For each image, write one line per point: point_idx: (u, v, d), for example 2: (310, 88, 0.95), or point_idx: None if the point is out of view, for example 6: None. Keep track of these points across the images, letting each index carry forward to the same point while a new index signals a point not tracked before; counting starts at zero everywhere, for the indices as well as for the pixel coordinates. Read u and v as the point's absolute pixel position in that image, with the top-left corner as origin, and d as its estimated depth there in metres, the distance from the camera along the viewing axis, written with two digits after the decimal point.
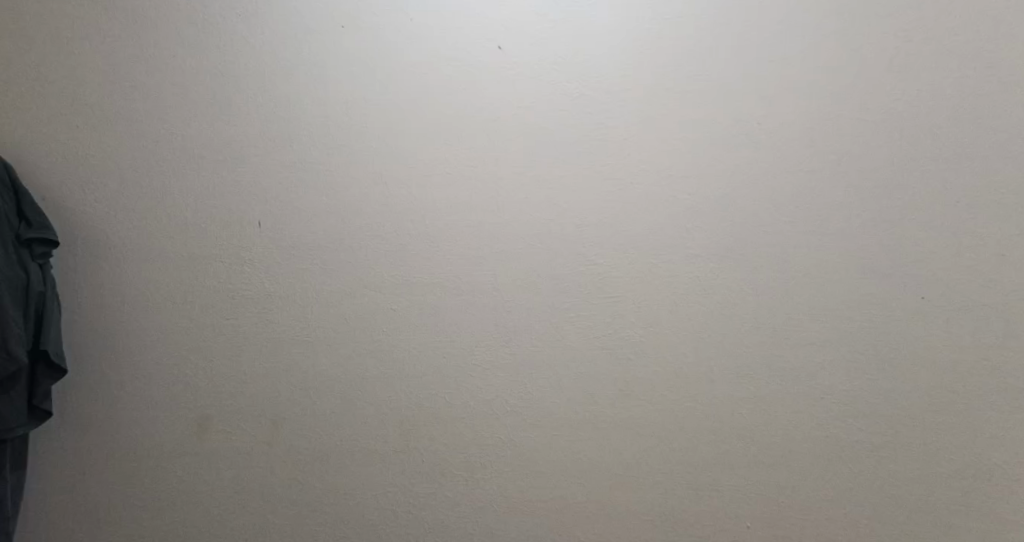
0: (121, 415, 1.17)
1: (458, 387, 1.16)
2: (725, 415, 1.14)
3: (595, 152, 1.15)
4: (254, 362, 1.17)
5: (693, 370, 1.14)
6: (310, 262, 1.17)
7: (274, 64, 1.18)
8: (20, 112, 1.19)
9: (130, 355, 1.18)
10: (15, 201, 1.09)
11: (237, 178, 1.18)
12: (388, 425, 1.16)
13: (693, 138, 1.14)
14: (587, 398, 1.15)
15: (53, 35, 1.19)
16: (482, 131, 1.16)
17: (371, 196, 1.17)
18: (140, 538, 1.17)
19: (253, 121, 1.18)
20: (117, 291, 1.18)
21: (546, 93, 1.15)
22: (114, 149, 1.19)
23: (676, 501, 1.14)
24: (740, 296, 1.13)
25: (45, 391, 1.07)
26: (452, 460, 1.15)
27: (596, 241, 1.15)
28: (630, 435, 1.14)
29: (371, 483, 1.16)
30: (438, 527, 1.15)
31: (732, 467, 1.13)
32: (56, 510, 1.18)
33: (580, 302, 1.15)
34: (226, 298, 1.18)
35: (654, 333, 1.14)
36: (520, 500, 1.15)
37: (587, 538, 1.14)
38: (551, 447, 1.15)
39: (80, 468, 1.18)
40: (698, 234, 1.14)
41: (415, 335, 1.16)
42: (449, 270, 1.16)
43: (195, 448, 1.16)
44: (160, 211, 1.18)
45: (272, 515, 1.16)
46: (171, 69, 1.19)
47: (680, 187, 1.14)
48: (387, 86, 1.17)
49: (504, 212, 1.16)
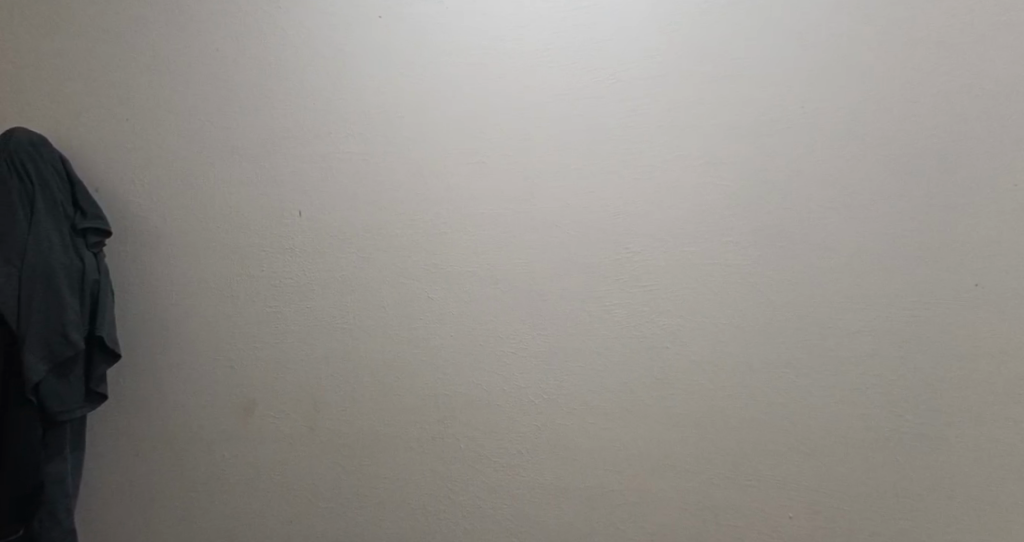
0: (170, 399, 1.22)
1: (494, 374, 1.17)
2: (762, 404, 1.13)
3: (629, 139, 1.15)
4: (296, 349, 1.20)
5: (730, 359, 1.14)
6: (349, 251, 1.19)
7: (310, 56, 1.20)
8: (71, 106, 1.23)
9: (178, 341, 1.22)
10: (71, 191, 1.13)
11: (276, 169, 1.21)
12: (426, 411, 1.18)
13: (730, 124, 1.13)
14: (622, 386, 1.15)
15: (102, 32, 1.23)
16: (515, 120, 1.16)
17: (407, 186, 1.18)
18: (190, 518, 1.22)
19: (292, 112, 1.20)
20: (164, 279, 1.22)
21: (580, 81, 1.15)
22: (161, 141, 1.22)
23: (713, 489, 1.14)
24: (778, 285, 1.12)
25: (101, 375, 1.12)
26: (488, 446, 1.17)
27: (631, 229, 1.15)
28: (665, 424, 1.15)
29: (409, 467, 1.18)
30: (475, 511, 1.17)
31: (769, 456, 1.13)
32: (112, 489, 1.23)
33: (615, 291, 1.15)
34: (268, 286, 1.21)
35: (690, 322, 1.14)
36: (556, 486, 1.16)
37: (623, 525, 1.15)
38: (585, 435, 1.16)
39: (133, 450, 1.23)
40: (735, 222, 1.13)
41: (451, 323, 1.18)
42: (485, 258, 1.17)
43: (240, 431, 1.20)
44: (204, 202, 1.22)
45: (314, 496, 1.19)
46: (213, 62, 1.21)
47: (716, 174, 1.13)
48: (421, 76, 1.18)
49: (538, 201, 1.16)
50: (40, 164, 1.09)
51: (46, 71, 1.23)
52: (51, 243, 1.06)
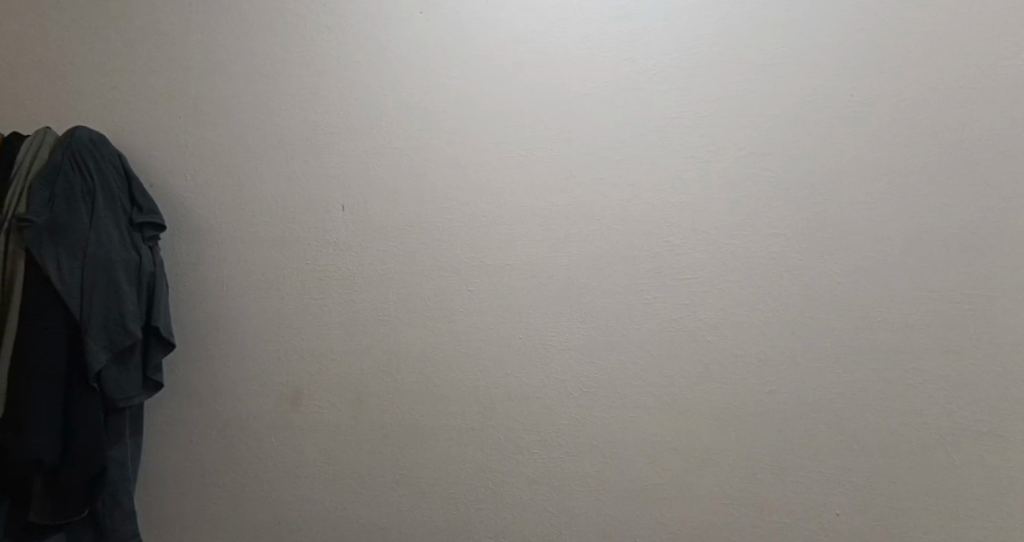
0: (222, 389, 1.26)
1: (535, 366, 1.18)
2: (810, 400, 1.11)
3: (672, 130, 1.13)
4: (340, 341, 1.23)
5: (775, 353, 1.12)
6: (391, 245, 1.21)
7: (354, 52, 1.21)
8: (127, 104, 1.28)
9: (229, 332, 1.26)
10: (128, 187, 1.18)
11: (320, 164, 1.23)
12: (467, 402, 1.19)
13: (776, 113, 1.10)
14: (664, 380, 1.14)
15: (157, 31, 1.27)
16: (556, 112, 1.16)
17: (448, 180, 1.19)
18: (239, 504, 1.25)
19: (336, 108, 1.22)
20: (215, 271, 1.26)
21: (621, 72, 1.14)
22: (211, 137, 1.26)
23: (757, 485, 1.12)
24: (826, 278, 1.10)
25: (157, 364, 1.17)
26: (528, 438, 1.18)
27: (674, 222, 1.14)
28: (709, 418, 1.13)
29: (451, 458, 1.20)
30: (516, 503, 1.18)
31: (817, 453, 1.11)
32: (168, 474, 1.28)
33: (657, 284, 1.14)
34: (313, 279, 1.23)
35: (734, 316, 1.13)
36: (597, 479, 1.16)
37: (665, 520, 1.15)
38: (627, 429, 1.15)
39: (187, 436, 1.27)
40: (781, 214, 1.11)
41: (492, 316, 1.19)
42: (525, 251, 1.17)
43: (288, 421, 1.24)
44: (252, 198, 1.25)
45: (358, 485, 1.22)
46: (260, 60, 1.24)
47: (762, 164, 1.11)
48: (461, 70, 1.18)
49: (578, 194, 1.16)
50: (100, 161, 1.14)
51: (104, 71, 1.28)
52: (110, 237, 1.11)
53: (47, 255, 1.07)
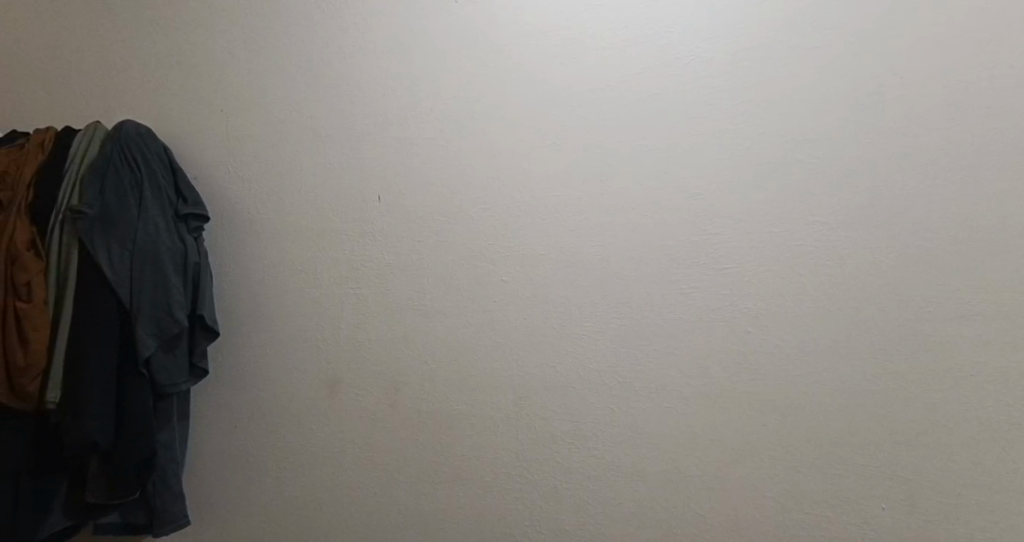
0: (262, 376, 1.29)
1: (571, 355, 1.17)
2: (853, 391, 1.08)
3: (710, 116, 1.11)
4: (377, 330, 1.24)
5: (816, 343, 1.09)
6: (426, 235, 1.22)
7: (390, 43, 1.22)
8: (170, 97, 1.31)
9: (269, 321, 1.29)
10: (174, 179, 1.21)
11: (357, 155, 1.24)
12: (502, 391, 1.20)
13: (819, 97, 1.08)
14: (702, 370, 1.13)
15: (199, 26, 1.30)
16: (590, 99, 1.15)
17: (483, 169, 1.19)
18: (280, 488, 1.28)
19: (371, 99, 1.23)
20: (255, 261, 1.29)
21: (658, 58, 1.13)
22: (250, 130, 1.28)
23: (798, 478, 1.10)
24: (871, 267, 1.07)
25: (202, 351, 1.20)
26: (563, 427, 1.18)
27: (712, 210, 1.12)
28: (748, 409, 1.12)
29: (487, 446, 1.21)
30: (551, 492, 1.19)
31: (860, 445, 1.08)
32: (211, 458, 1.31)
33: (695, 273, 1.13)
34: (350, 269, 1.25)
35: (774, 305, 1.10)
36: (633, 469, 1.16)
37: (702, 511, 1.14)
38: (664, 419, 1.14)
39: (230, 422, 1.30)
40: (824, 201, 1.08)
41: (526, 306, 1.19)
42: (560, 241, 1.17)
43: (327, 408, 1.26)
44: (290, 189, 1.27)
45: (395, 471, 1.24)
46: (298, 52, 1.26)
47: (804, 150, 1.08)
48: (495, 58, 1.18)
49: (613, 182, 1.15)
50: (147, 154, 1.18)
51: (149, 66, 1.31)
52: (157, 228, 1.14)
53: (100, 245, 1.11)
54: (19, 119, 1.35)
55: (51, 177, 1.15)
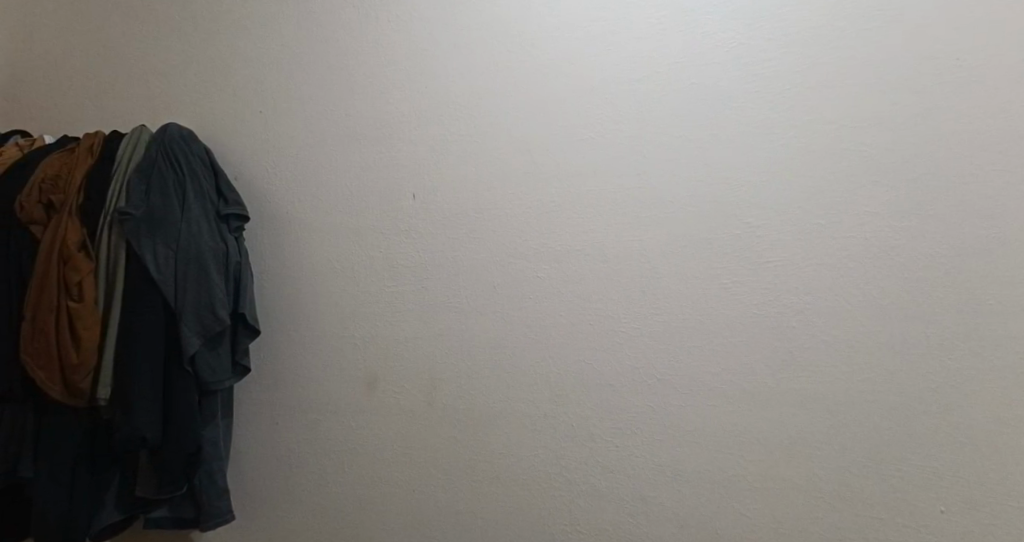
0: (302, 373, 1.31)
1: (609, 352, 1.16)
2: (907, 388, 1.04)
3: (753, 105, 1.08)
4: (413, 327, 1.24)
5: (867, 338, 1.05)
6: (461, 232, 1.21)
7: (424, 39, 1.22)
8: (211, 100, 1.33)
9: (308, 319, 1.30)
10: (215, 180, 1.23)
11: (392, 152, 1.25)
12: (538, 388, 1.19)
13: (869, 82, 1.03)
14: (746, 367, 1.10)
15: (238, 29, 1.32)
16: (627, 90, 1.13)
17: (517, 164, 1.18)
18: (321, 485, 1.30)
19: (406, 97, 1.24)
20: (294, 260, 1.30)
21: (697, 46, 1.10)
22: (288, 130, 1.30)
23: (849, 479, 1.06)
24: (926, 258, 1.02)
25: (244, 349, 1.21)
26: (602, 425, 1.16)
27: (754, 201, 1.08)
28: (794, 406, 1.08)
29: (524, 443, 1.20)
30: (590, 491, 1.17)
31: (915, 445, 1.04)
32: (254, 454, 1.34)
33: (738, 267, 1.09)
34: (387, 267, 1.26)
35: (821, 299, 1.06)
36: (675, 468, 1.13)
37: (747, 512, 1.10)
38: (707, 418, 1.12)
39: (272, 419, 1.32)
40: (874, 190, 1.04)
41: (563, 302, 1.17)
42: (597, 236, 1.15)
43: (365, 404, 1.27)
44: (326, 188, 1.28)
45: (432, 468, 1.24)
46: (333, 52, 1.27)
47: (853, 137, 1.04)
48: (530, 52, 1.17)
49: (652, 174, 1.12)
50: (189, 156, 1.20)
51: (190, 70, 1.34)
52: (200, 229, 1.16)
53: (146, 244, 1.13)
54: (71, 124, 1.41)
55: (100, 180, 1.19)
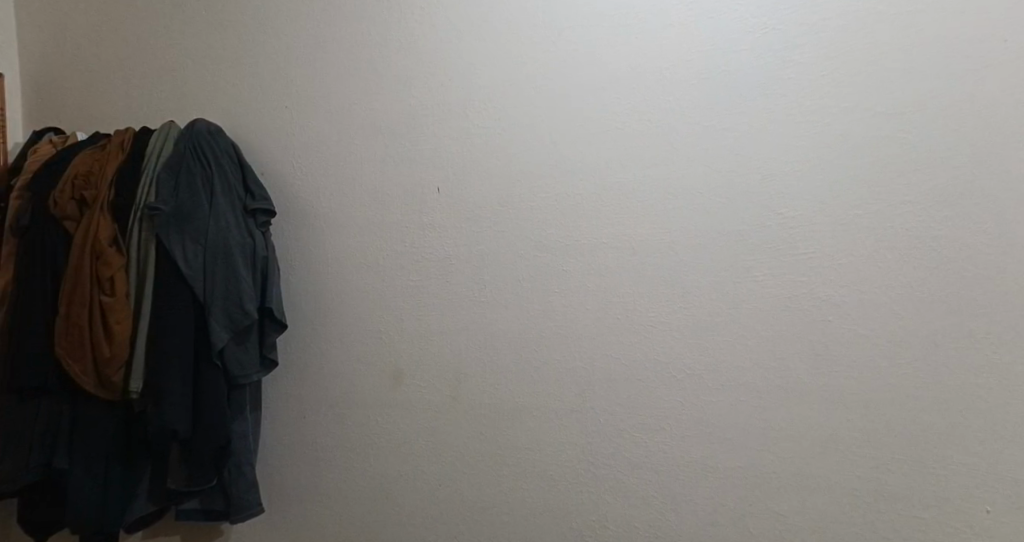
0: (328, 368, 1.31)
1: (637, 347, 1.14)
2: (950, 384, 1.00)
3: (786, 93, 1.05)
4: (438, 322, 1.24)
5: (906, 332, 1.02)
6: (486, 225, 1.21)
7: (448, 33, 1.21)
8: (237, 96, 1.34)
9: (333, 314, 1.30)
10: (242, 175, 1.24)
11: (416, 146, 1.24)
12: (565, 383, 1.17)
13: (909, 67, 1.00)
14: (778, 363, 1.07)
15: (263, 24, 1.32)
16: (655, 80, 1.11)
17: (542, 157, 1.17)
18: (347, 479, 1.30)
19: (430, 91, 1.23)
20: (320, 255, 1.31)
21: (728, 34, 1.07)
22: (313, 125, 1.30)
23: (888, 478, 1.03)
24: (969, 250, 0.98)
25: (272, 343, 1.22)
26: (630, 421, 1.14)
27: (787, 191, 1.05)
28: (830, 403, 1.05)
29: (551, 438, 1.18)
30: (618, 488, 1.15)
31: (958, 443, 1.00)
32: (281, 449, 1.34)
33: (770, 259, 1.07)
34: (411, 261, 1.25)
35: (858, 293, 1.03)
36: (705, 465, 1.11)
37: (780, 511, 1.08)
38: (739, 414, 1.09)
39: (299, 413, 1.33)
40: (915, 179, 1.00)
41: (590, 296, 1.16)
42: (624, 229, 1.13)
43: (390, 400, 1.27)
44: (351, 183, 1.28)
45: (459, 464, 1.23)
46: (357, 47, 1.27)
47: (892, 125, 1.01)
48: (555, 43, 1.15)
49: (681, 166, 1.10)
50: (217, 152, 1.21)
51: (216, 66, 1.35)
52: (227, 223, 1.17)
53: (175, 240, 1.15)
54: (102, 121, 1.43)
55: (130, 175, 1.20)
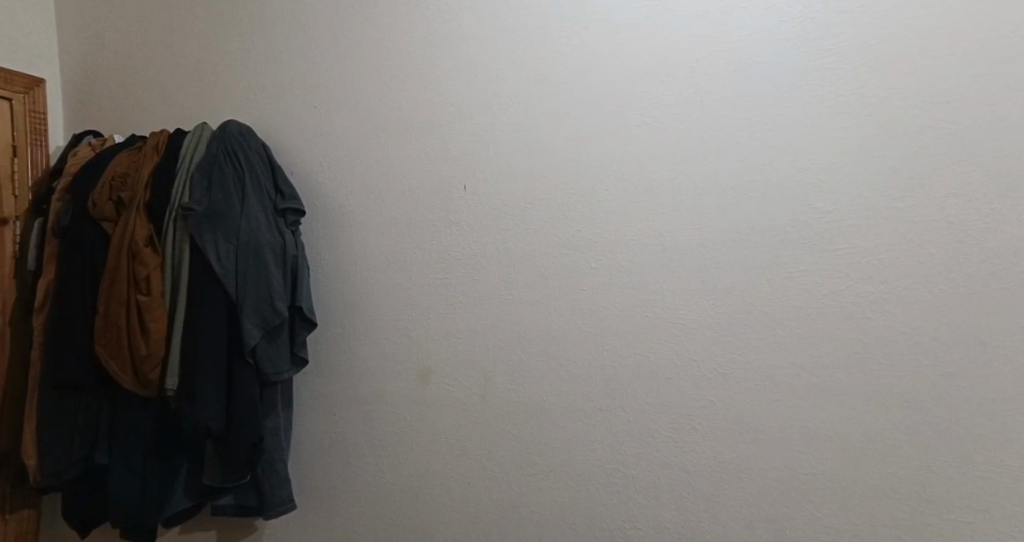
0: (357, 366, 1.32)
1: (667, 345, 1.12)
2: (998, 384, 0.96)
3: (821, 83, 1.02)
4: (465, 320, 1.24)
5: (951, 329, 0.98)
6: (513, 223, 1.20)
7: (474, 29, 1.21)
8: (266, 97, 1.36)
9: (362, 312, 1.31)
10: (273, 176, 1.25)
11: (442, 144, 1.24)
12: (593, 381, 1.16)
13: (952, 54, 0.96)
14: (815, 362, 1.04)
15: (292, 25, 1.34)
16: (685, 72, 1.08)
17: (569, 152, 1.16)
18: (376, 477, 1.31)
19: (456, 88, 1.23)
20: (348, 253, 1.31)
21: (761, 24, 1.04)
22: (340, 124, 1.31)
23: (932, 480, 0.99)
24: (1020, 243, 0.94)
25: (302, 341, 1.23)
26: (661, 420, 1.12)
27: (823, 184, 1.02)
28: (870, 402, 1.02)
29: (580, 437, 1.17)
30: (649, 488, 1.13)
31: (1009, 446, 0.96)
32: (311, 446, 1.36)
33: (806, 255, 1.04)
34: (438, 260, 1.25)
35: (899, 289, 1.00)
36: (739, 466, 1.08)
37: (818, 513, 1.05)
38: (773, 414, 1.06)
39: (329, 411, 1.34)
40: (960, 169, 0.96)
41: (619, 293, 1.14)
42: (653, 225, 1.11)
43: (419, 397, 1.27)
44: (378, 182, 1.29)
45: (487, 462, 1.23)
46: (383, 47, 1.27)
47: (934, 113, 0.97)
48: (582, 37, 1.14)
49: (711, 160, 1.08)
50: (248, 152, 1.23)
51: (246, 68, 1.37)
52: (258, 223, 1.18)
53: (208, 239, 1.16)
54: (137, 124, 1.46)
55: (165, 176, 1.22)
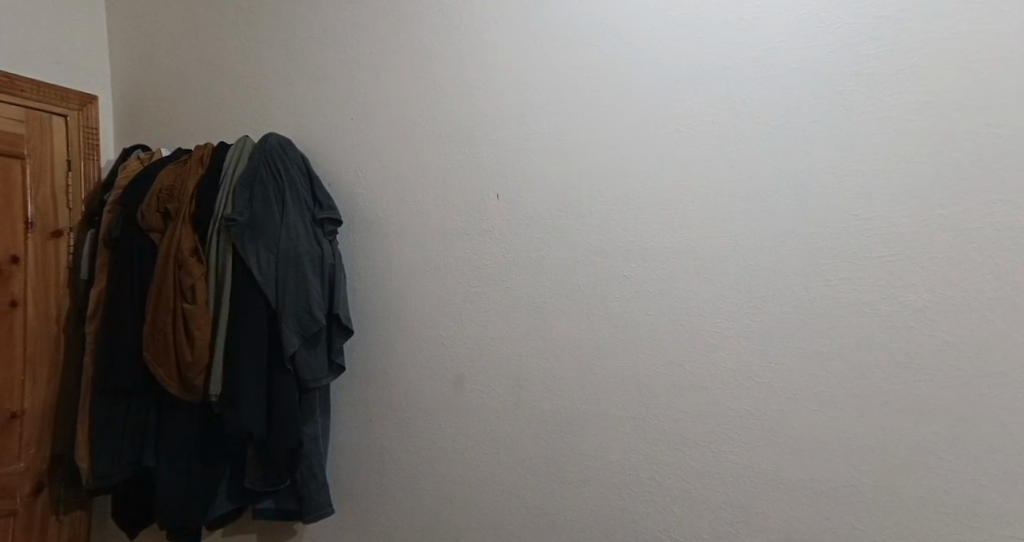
0: (391, 373, 1.34)
1: (702, 354, 1.11)
2: None
3: (859, 89, 1.01)
4: (498, 328, 1.25)
5: (1000, 339, 0.95)
6: (545, 231, 1.21)
7: (506, 41, 1.22)
8: (303, 109, 1.39)
9: (396, 319, 1.33)
10: (311, 187, 1.29)
11: (474, 153, 1.26)
12: (627, 389, 1.16)
13: (996, 58, 0.94)
14: (856, 371, 1.02)
15: (328, 39, 1.37)
16: (719, 80, 1.08)
17: (601, 161, 1.16)
18: (411, 482, 1.32)
19: (488, 99, 1.24)
20: (383, 262, 1.34)
21: (796, 31, 1.04)
22: (375, 135, 1.34)
23: (981, 494, 0.96)
24: None
25: (340, 348, 1.26)
26: (696, 429, 1.11)
27: (863, 191, 1.01)
28: (914, 413, 0.99)
29: (614, 445, 1.17)
30: (685, 497, 1.13)
31: None
32: (347, 451, 1.38)
33: (846, 263, 1.02)
34: (471, 268, 1.26)
35: (943, 297, 0.97)
36: (777, 476, 1.07)
37: (860, 526, 1.03)
38: (813, 424, 1.05)
39: (364, 417, 1.36)
40: (1007, 174, 0.93)
41: (653, 302, 1.14)
42: (687, 233, 1.11)
43: (452, 404, 1.28)
44: (412, 191, 1.31)
45: (521, 469, 1.23)
46: (417, 59, 1.30)
47: (979, 118, 0.95)
48: (614, 47, 1.15)
49: (745, 167, 1.07)
50: (288, 164, 1.26)
51: (285, 81, 1.41)
52: (297, 233, 1.21)
53: (249, 249, 1.20)
54: (180, 137, 1.51)
55: (208, 188, 1.27)
